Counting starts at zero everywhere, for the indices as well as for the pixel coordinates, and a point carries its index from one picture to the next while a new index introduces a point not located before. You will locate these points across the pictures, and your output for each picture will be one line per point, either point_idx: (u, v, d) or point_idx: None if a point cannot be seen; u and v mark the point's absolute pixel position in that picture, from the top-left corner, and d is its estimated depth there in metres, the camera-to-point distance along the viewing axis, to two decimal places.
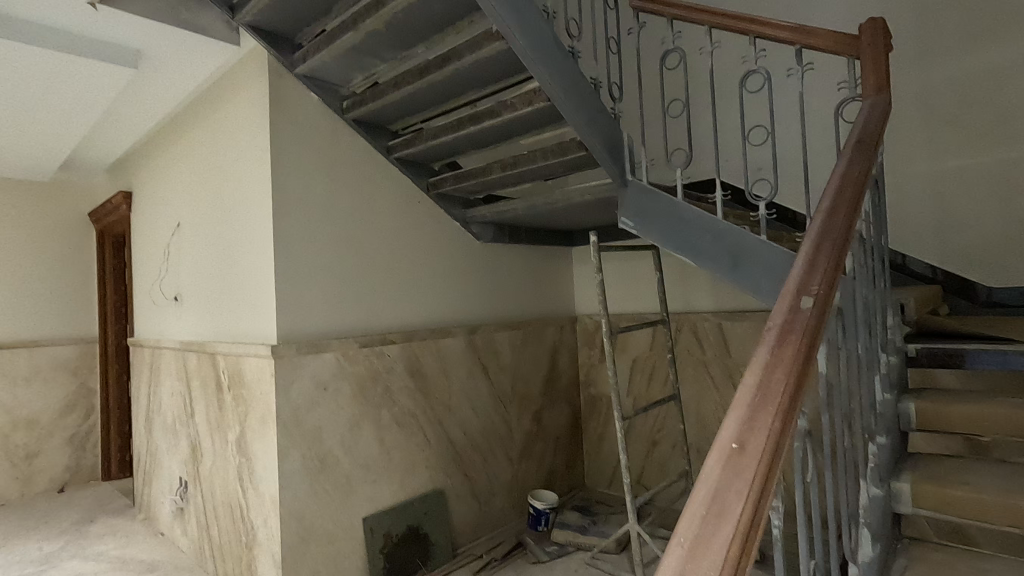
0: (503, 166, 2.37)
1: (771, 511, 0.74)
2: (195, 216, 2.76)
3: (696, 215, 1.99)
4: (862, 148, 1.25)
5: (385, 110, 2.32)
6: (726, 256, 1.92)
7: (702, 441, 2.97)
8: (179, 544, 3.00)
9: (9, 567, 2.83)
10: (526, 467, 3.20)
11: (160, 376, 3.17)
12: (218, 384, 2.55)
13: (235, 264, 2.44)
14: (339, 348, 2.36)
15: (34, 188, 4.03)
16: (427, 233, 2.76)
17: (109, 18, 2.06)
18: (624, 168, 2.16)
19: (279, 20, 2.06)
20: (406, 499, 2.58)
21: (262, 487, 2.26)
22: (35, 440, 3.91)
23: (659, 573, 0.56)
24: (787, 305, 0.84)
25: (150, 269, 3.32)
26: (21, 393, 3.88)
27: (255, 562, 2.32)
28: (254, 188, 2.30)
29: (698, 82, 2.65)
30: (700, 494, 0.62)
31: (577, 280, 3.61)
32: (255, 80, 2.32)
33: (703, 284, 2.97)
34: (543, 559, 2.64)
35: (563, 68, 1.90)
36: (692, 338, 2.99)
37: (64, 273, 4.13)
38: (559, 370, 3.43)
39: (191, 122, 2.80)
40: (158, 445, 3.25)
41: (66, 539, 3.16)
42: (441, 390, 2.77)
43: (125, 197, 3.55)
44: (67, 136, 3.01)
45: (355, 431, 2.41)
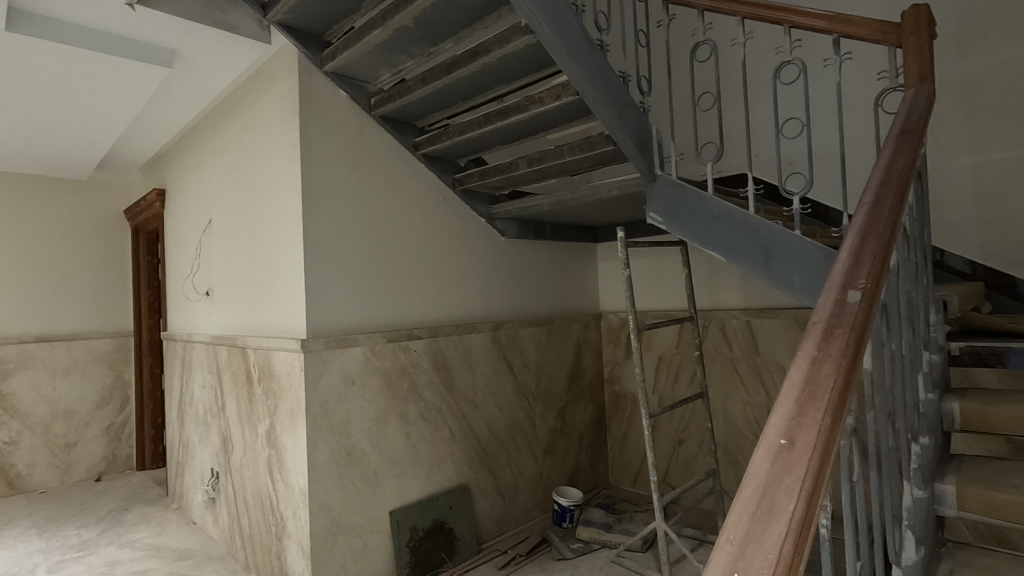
0: (529, 161, 2.35)
1: (819, 512, 0.72)
2: (226, 212, 2.82)
3: (726, 209, 1.95)
4: (906, 139, 1.21)
5: (413, 106, 2.33)
6: (759, 252, 1.88)
7: (730, 440, 2.92)
8: (210, 533, 3.08)
9: (50, 552, 2.93)
10: (550, 464, 3.20)
11: (192, 369, 3.24)
12: (249, 377, 2.60)
13: (266, 259, 2.48)
14: (366, 343, 2.39)
15: (73, 186, 4.16)
16: (453, 230, 2.77)
17: (148, 19, 2.11)
18: (653, 163, 2.13)
19: (308, 18, 2.08)
20: (432, 494, 2.59)
21: (292, 479, 2.30)
22: (73, 430, 4.05)
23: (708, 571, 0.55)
24: (833, 300, 0.82)
25: (183, 265, 3.41)
26: (61, 384, 4.01)
27: (285, 553, 2.36)
28: (285, 184, 2.34)
29: (729, 75, 2.60)
30: (748, 492, 0.61)
31: (602, 277, 3.59)
32: (285, 78, 2.35)
33: (732, 281, 2.92)
34: (568, 556, 2.62)
35: (591, 62, 1.88)
36: (719, 336, 2.95)
37: (101, 268, 4.26)
38: (583, 367, 3.42)
39: (222, 121, 2.86)
40: (190, 437, 3.33)
41: (104, 526, 3.26)
42: (466, 386, 2.78)
43: (158, 195, 3.65)
44: (106, 135, 3.11)
45: (383, 424, 2.44)
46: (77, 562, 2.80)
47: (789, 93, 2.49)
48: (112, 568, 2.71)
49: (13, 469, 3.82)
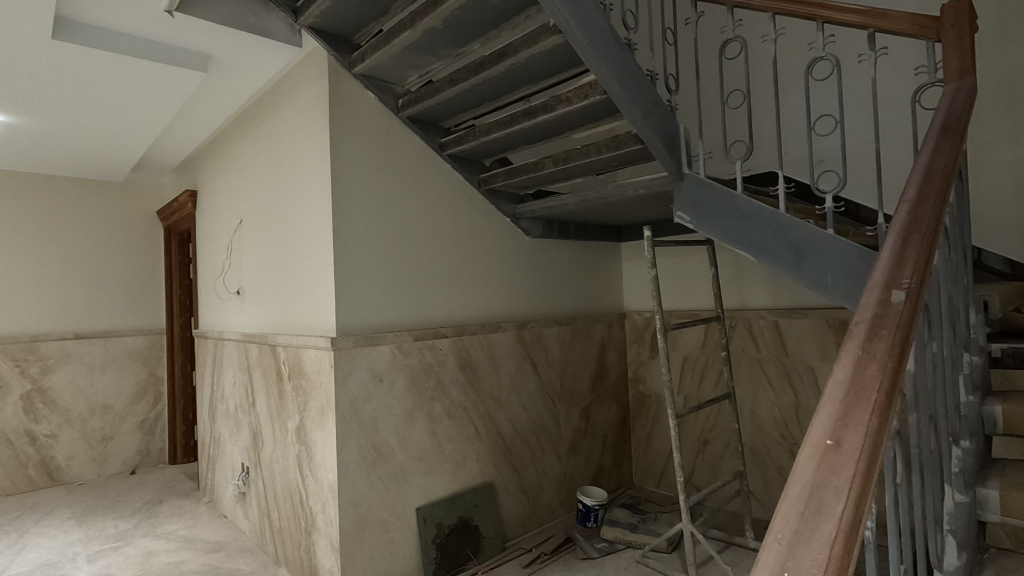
0: (554, 161, 2.35)
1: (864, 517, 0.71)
2: (257, 212, 2.88)
3: (756, 208, 1.93)
4: (948, 136, 1.18)
5: (439, 107, 2.35)
6: (790, 251, 1.85)
7: (757, 442, 2.88)
8: (240, 527, 3.14)
9: (90, 541, 3.03)
10: (574, 463, 3.20)
11: (223, 366, 3.31)
12: (279, 374, 2.65)
13: (296, 258, 2.53)
14: (394, 341, 2.42)
15: (108, 187, 4.28)
16: (478, 230, 2.79)
17: (185, 24, 2.16)
18: (680, 161, 2.11)
19: (338, 21, 2.11)
20: (457, 491, 2.62)
21: (321, 475, 2.34)
22: (109, 424, 4.18)
23: (757, 571, 0.55)
24: (876, 300, 0.81)
25: (214, 265, 3.48)
26: (98, 380, 4.15)
27: (315, 547, 2.40)
28: (315, 185, 2.38)
29: (759, 72, 2.57)
30: (794, 492, 0.61)
31: (626, 277, 3.58)
32: (315, 81, 2.39)
33: (760, 281, 2.88)
34: (592, 556, 2.62)
35: (619, 61, 1.88)
36: (746, 336, 2.92)
37: (135, 267, 4.38)
38: (607, 367, 3.40)
39: (253, 123, 2.92)
40: (221, 432, 3.41)
41: (139, 517, 3.36)
42: (491, 384, 2.80)
43: (190, 196, 3.74)
44: (142, 138, 3.20)
45: (409, 422, 2.46)
46: (115, 552, 2.90)
47: (822, 90, 2.45)
48: (148, 559, 2.79)
49: (53, 461, 3.95)
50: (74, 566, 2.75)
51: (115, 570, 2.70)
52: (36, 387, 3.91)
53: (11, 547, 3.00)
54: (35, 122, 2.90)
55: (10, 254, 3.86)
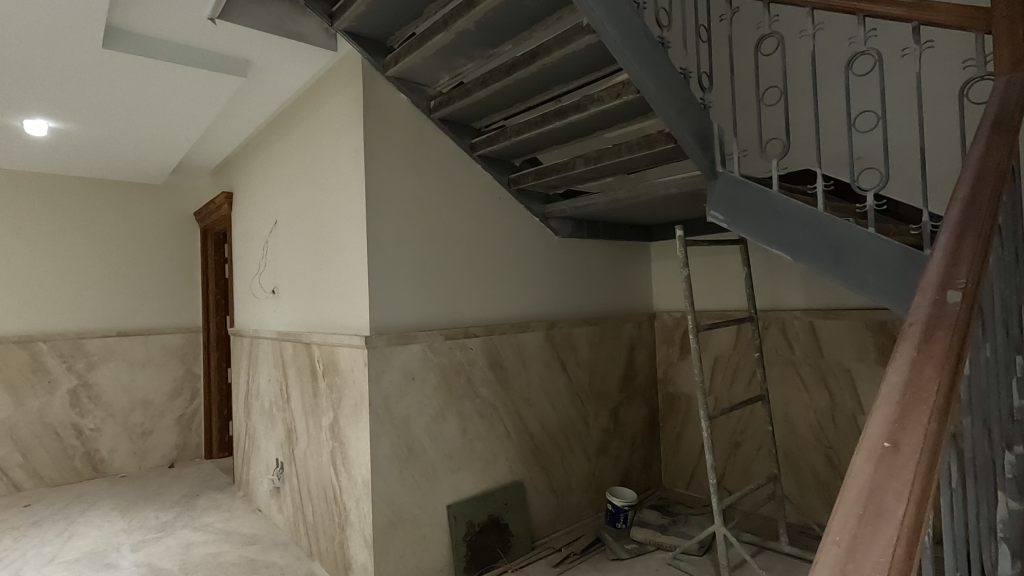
0: (585, 160, 2.35)
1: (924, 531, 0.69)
2: (292, 212, 2.95)
3: (793, 207, 1.89)
4: (1001, 131, 1.15)
5: (471, 108, 2.37)
6: (828, 250, 1.81)
7: (791, 445, 2.83)
8: (275, 521, 3.21)
9: (133, 531, 3.15)
10: (603, 464, 3.18)
11: (258, 363, 3.39)
12: (313, 372, 2.70)
13: (331, 259, 2.58)
14: (426, 340, 2.45)
15: (148, 190, 4.42)
16: (508, 230, 2.80)
17: (225, 31, 2.22)
18: (714, 160, 2.09)
19: (372, 25, 2.14)
20: (487, 490, 2.63)
21: (355, 471, 2.38)
22: (149, 419, 4.32)
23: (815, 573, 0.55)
24: (931, 300, 0.80)
25: (250, 264, 3.57)
26: (139, 376, 4.30)
27: (348, 542, 2.45)
28: (350, 185, 2.42)
29: (797, 68, 2.52)
30: (851, 495, 0.60)
31: (657, 276, 3.54)
32: (349, 84, 2.43)
33: (794, 280, 2.83)
34: (623, 557, 2.61)
35: (653, 59, 1.86)
36: (779, 337, 2.87)
37: (173, 266, 4.51)
38: (636, 367, 3.38)
39: (287, 125, 2.98)
40: (256, 428, 3.49)
41: (179, 509, 3.47)
42: (520, 384, 2.80)
43: (226, 197, 3.83)
44: (182, 141, 3.29)
45: (440, 420, 2.49)
46: (156, 542, 3.00)
47: (863, 85, 2.39)
48: (187, 550, 2.89)
49: (97, 454, 4.11)
50: (119, 554, 2.86)
51: (157, 559, 2.79)
52: (81, 382, 4.07)
53: (59, 535, 3.13)
54: (85, 128, 3.02)
55: (58, 254, 4.04)
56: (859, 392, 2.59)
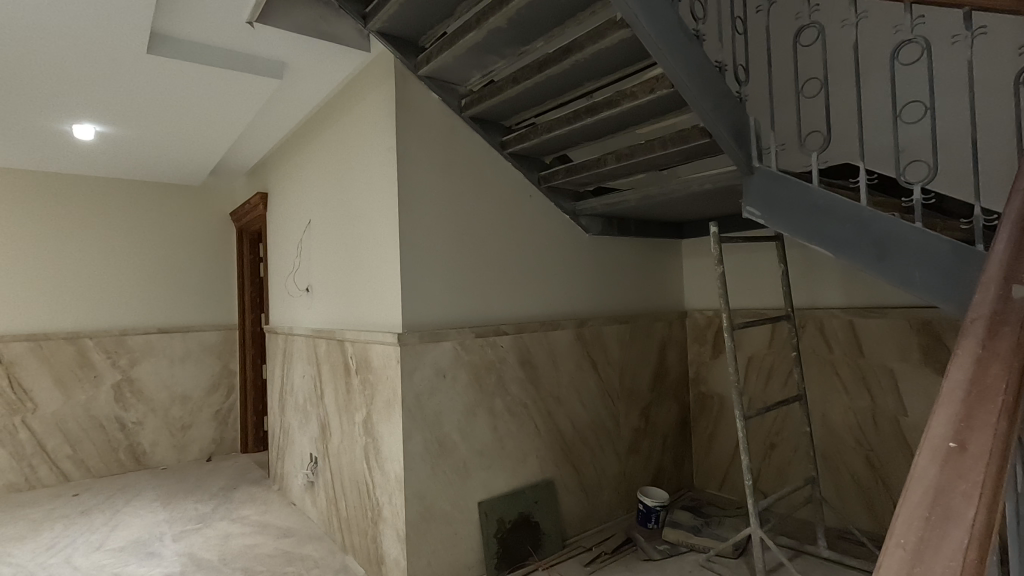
0: (617, 157, 2.32)
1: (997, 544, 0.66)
2: (325, 212, 3.00)
3: (834, 202, 1.83)
4: None
5: (502, 106, 2.37)
6: (873, 246, 1.75)
7: (829, 447, 2.75)
8: (309, 514, 3.28)
9: (174, 522, 3.25)
10: (633, 463, 3.15)
11: (293, 359, 3.46)
12: (347, 368, 2.74)
13: (364, 257, 2.61)
14: (457, 338, 2.46)
15: (186, 190, 4.55)
16: (538, 227, 2.79)
17: (262, 34, 2.27)
18: (750, 154, 2.04)
19: (405, 25, 2.15)
20: (517, 488, 2.63)
21: (388, 467, 2.41)
22: (188, 414, 4.46)
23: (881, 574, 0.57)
24: (995, 294, 0.76)
25: (285, 264, 3.64)
26: (178, 371, 4.43)
27: (381, 536, 2.48)
28: (382, 184, 2.45)
29: (838, 58, 2.45)
30: (917, 496, 0.62)
31: (689, 274, 3.49)
32: (382, 84, 2.46)
33: (833, 277, 2.75)
34: (654, 558, 2.58)
35: (688, 53, 1.83)
36: (817, 336, 2.79)
37: (210, 266, 4.64)
38: (667, 366, 3.34)
39: (321, 126, 3.03)
40: (290, 423, 3.56)
41: (216, 502, 3.57)
42: (550, 382, 2.80)
43: (261, 197, 3.92)
44: (220, 143, 3.38)
45: (471, 417, 2.50)
46: (196, 533, 3.09)
47: (909, 74, 2.30)
48: (226, 541, 2.97)
49: (140, 446, 4.26)
50: (161, 544, 2.96)
51: (197, 549, 2.88)
52: (125, 376, 4.23)
53: (106, 524, 3.25)
54: (128, 131, 3.13)
55: (102, 254, 4.19)
56: (902, 393, 2.51)
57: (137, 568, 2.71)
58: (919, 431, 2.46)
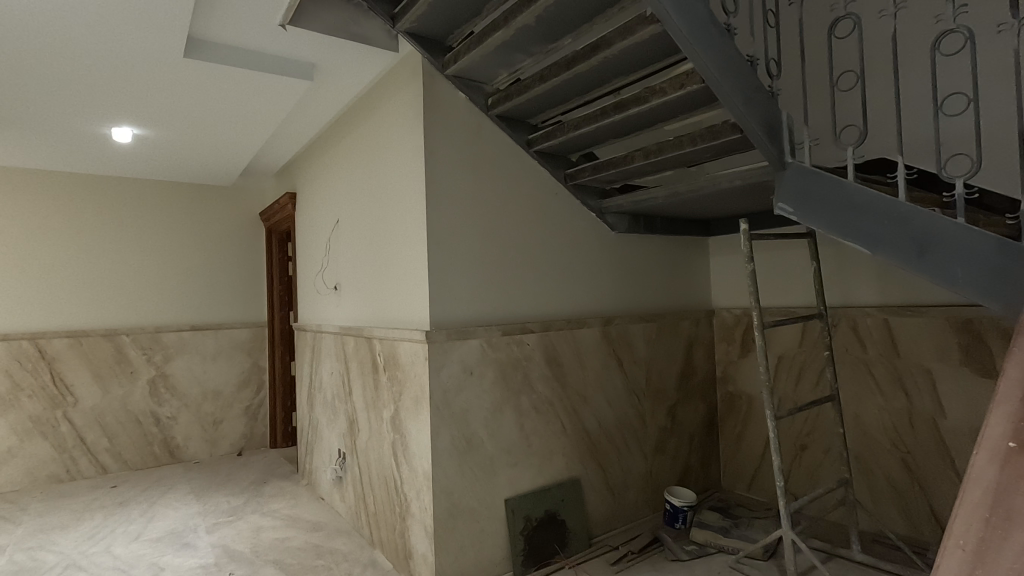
0: (644, 154, 2.30)
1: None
2: (353, 210, 3.04)
3: (871, 198, 1.78)
4: None
5: (529, 104, 2.36)
6: (911, 243, 1.70)
7: (863, 448, 2.69)
8: (337, 509, 3.33)
9: (207, 514, 3.34)
10: (660, 463, 3.12)
11: (322, 356, 3.52)
12: (375, 365, 2.78)
13: (393, 256, 2.64)
14: (484, 336, 2.47)
15: (217, 191, 4.65)
16: (563, 225, 2.79)
17: (294, 36, 2.31)
18: (783, 150, 2.00)
19: (432, 24, 2.16)
20: (544, 485, 2.63)
21: (415, 462, 2.44)
22: (220, 409, 4.57)
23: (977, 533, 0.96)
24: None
25: (313, 262, 3.70)
26: (210, 367, 4.54)
27: (409, 532, 2.51)
28: (410, 183, 2.47)
29: (874, 50, 2.40)
30: (996, 481, 1.00)
31: (716, 272, 3.45)
32: (409, 84, 2.48)
33: (867, 275, 2.68)
34: (682, 558, 2.55)
35: (719, 47, 1.80)
36: (850, 335, 2.73)
37: (240, 265, 4.74)
38: (694, 365, 3.31)
39: (349, 126, 3.07)
40: (319, 419, 3.62)
41: (248, 495, 3.65)
42: (577, 380, 2.79)
43: (290, 197, 3.99)
44: (251, 144, 3.46)
45: (498, 415, 2.51)
46: (229, 525, 3.17)
47: (950, 66, 2.24)
48: (257, 533, 3.04)
49: (174, 440, 4.39)
50: (196, 535, 3.05)
51: (230, 541, 2.95)
52: (159, 372, 4.35)
53: (143, 515, 3.36)
54: (163, 134, 3.22)
55: (137, 253, 4.32)
56: (940, 394, 2.44)
57: (174, 558, 2.79)
58: (958, 433, 2.38)
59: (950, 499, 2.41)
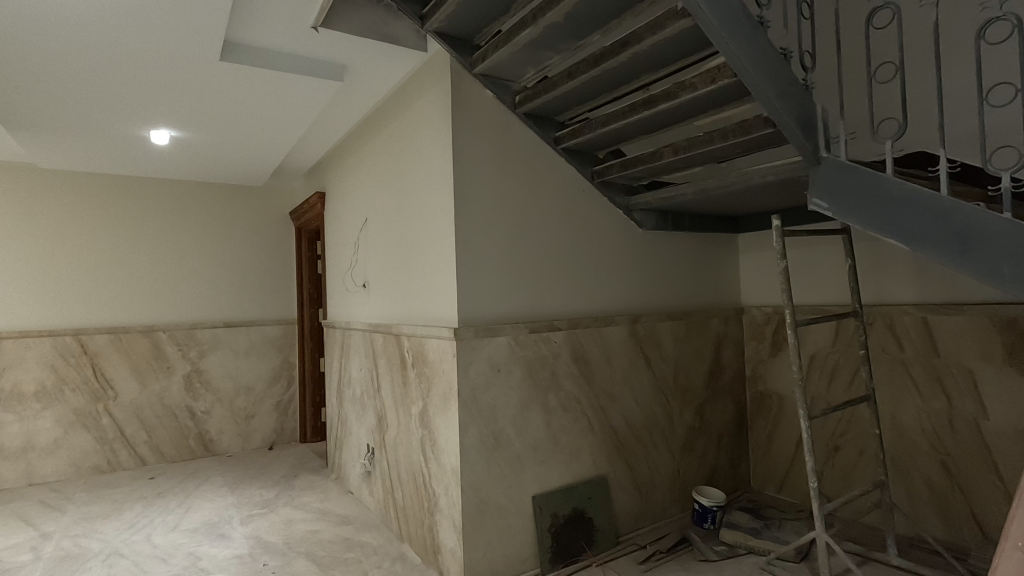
0: (673, 150, 2.28)
1: None
2: (382, 208, 3.08)
3: (911, 192, 1.73)
4: None
5: (557, 101, 2.36)
6: (954, 239, 1.64)
7: (899, 450, 2.62)
8: (366, 503, 3.38)
9: (241, 506, 3.43)
10: (688, 462, 3.09)
11: (351, 353, 3.57)
12: (403, 362, 2.81)
13: (421, 253, 2.67)
14: (511, 333, 2.48)
15: (249, 191, 4.76)
16: (590, 222, 2.78)
17: (326, 37, 2.35)
18: (817, 145, 1.96)
19: (461, 23, 2.18)
20: (572, 483, 2.64)
21: (444, 458, 2.47)
22: (252, 404, 4.68)
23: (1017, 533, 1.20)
24: None
25: (343, 260, 3.76)
26: (243, 363, 4.66)
27: (437, 527, 2.54)
28: (438, 181, 2.49)
29: (915, 41, 2.33)
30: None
31: (746, 270, 3.39)
32: (437, 83, 2.50)
33: (905, 272, 2.61)
34: (711, 558, 2.53)
35: (752, 40, 1.77)
36: (887, 334, 2.66)
37: (271, 263, 4.84)
38: (723, 363, 3.26)
39: (377, 125, 3.11)
40: (348, 415, 3.68)
41: (280, 488, 3.74)
42: (604, 378, 2.78)
43: (319, 197, 4.06)
44: (283, 144, 3.52)
45: (526, 412, 2.52)
46: (262, 517, 3.25)
47: (996, 55, 2.16)
48: (289, 526, 3.11)
49: (208, 434, 4.51)
50: (231, 526, 3.13)
51: (263, 533, 3.03)
52: (194, 368, 4.47)
53: (180, 506, 3.46)
54: (199, 135, 3.31)
55: (173, 252, 4.45)
56: (982, 394, 2.36)
57: (210, 548, 2.87)
58: (1002, 436, 2.31)
59: (991, 503, 2.34)
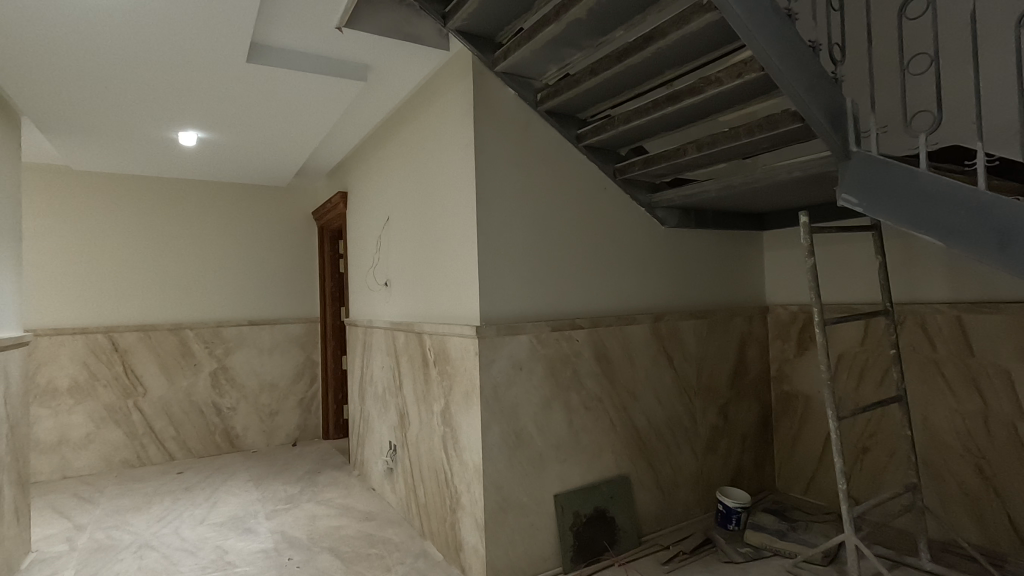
0: (698, 146, 2.25)
1: None
2: (404, 207, 3.10)
3: (946, 187, 1.68)
4: None
5: (579, 98, 2.34)
6: (991, 233, 1.58)
7: (932, 452, 2.55)
8: (388, 499, 3.41)
9: (266, 501, 3.48)
10: (712, 462, 3.05)
11: (373, 351, 3.61)
12: (425, 360, 2.83)
13: (443, 252, 2.68)
14: (534, 331, 2.48)
15: (273, 191, 4.83)
16: (612, 220, 2.76)
17: (349, 37, 2.37)
18: (848, 140, 1.92)
19: (483, 21, 2.17)
20: (594, 482, 2.62)
21: (466, 456, 2.47)
22: (276, 401, 4.76)
23: None
24: None
25: (365, 259, 3.79)
26: (267, 361, 4.74)
27: (459, 524, 2.55)
28: (460, 180, 2.50)
29: (949, 32, 2.26)
30: None
31: (771, 268, 3.34)
32: (459, 82, 2.50)
33: (937, 270, 2.54)
34: (736, 560, 2.49)
35: (781, 33, 1.73)
36: (918, 333, 2.59)
37: (295, 262, 4.91)
38: (747, 363, 3.22)
39: (399, 125, 3.13)
40: (370, 413, 3.71)
41: (304, 484, 3.80)
42: (626, 377, 2.76)
43: (342, 197, 4.10)
44: (305, 144, 3.55)
45: (548, 411, 2.52)
46: (286, 512, 3.30)
47: None
48: (313, 521, 3.15)
49: (233, 430, 4.59)
50: (256, 521, 3.19)
51: (288, 528, 3.07)
52: (220, 365, 4.56)
53: (207, 500, 3.54)
54: (224, 136, 3.36)
55: (200, 251, 4.54)
56: (1020, 396, 2.29)
57: (237, 542, 2.93)
58: None
59: None
